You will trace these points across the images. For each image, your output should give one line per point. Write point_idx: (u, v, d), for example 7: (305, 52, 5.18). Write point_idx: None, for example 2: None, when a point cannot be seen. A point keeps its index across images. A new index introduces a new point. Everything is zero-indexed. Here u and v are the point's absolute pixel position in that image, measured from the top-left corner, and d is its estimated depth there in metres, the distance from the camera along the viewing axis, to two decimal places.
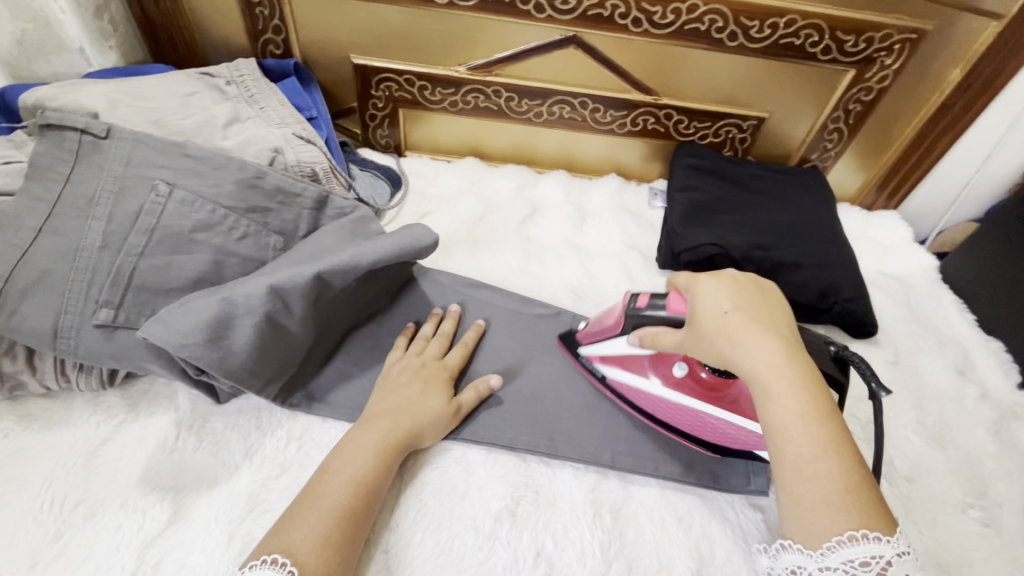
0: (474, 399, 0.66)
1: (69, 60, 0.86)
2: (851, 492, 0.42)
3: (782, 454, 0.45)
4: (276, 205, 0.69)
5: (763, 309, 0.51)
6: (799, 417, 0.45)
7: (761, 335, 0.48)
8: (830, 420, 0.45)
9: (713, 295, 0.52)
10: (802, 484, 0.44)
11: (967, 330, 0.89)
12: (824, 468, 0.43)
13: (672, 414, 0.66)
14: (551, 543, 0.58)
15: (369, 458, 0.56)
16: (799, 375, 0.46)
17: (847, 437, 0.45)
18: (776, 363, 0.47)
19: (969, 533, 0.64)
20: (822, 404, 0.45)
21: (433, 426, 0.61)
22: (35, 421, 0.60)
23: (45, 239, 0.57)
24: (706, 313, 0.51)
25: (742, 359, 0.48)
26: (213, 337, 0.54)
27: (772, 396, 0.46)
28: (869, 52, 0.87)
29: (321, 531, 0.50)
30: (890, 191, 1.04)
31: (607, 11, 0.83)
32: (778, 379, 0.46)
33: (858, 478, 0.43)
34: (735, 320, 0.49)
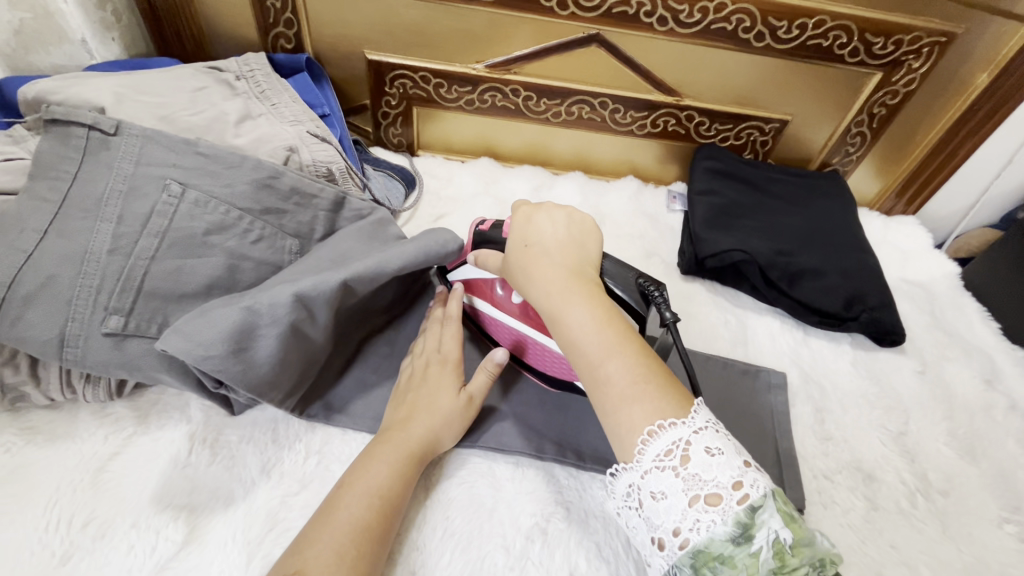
0: (485, 381, 0.63)
1: (69, 52, 0.82)
2: (637, 382, 0.46)
3: (580, 363, 0.49)
4: (292, 207, 0.66)
5: (561, 243, 0.56)
6: (588, 328, 0.49)
7: (549, 266, 0.53)
8: (614, 325, 0.49)
9: (523, 232, 0.57)
10: (601, 385, 0.48)
11: (992, 339, 0.88)
12: (613, 368, 0.47)
13: (515, 337, 0.66)
14: (584, 563, 0.55)
15: (388, 470, 0.53)
16: (583, 293, 0.51)
17: (631, 338, 0.49)
18: (560, 289, 0.51)
19: (1007, 549, 0.63)
20: (607, 313, 0.50)
21: (448, 429, 0.59)
22: (39, 434, 0.56)
23: (50, 241, 0.54)
24: (513, 251, 0.57)
25: (532, 288, 0.53)
26: (235, 347, 0.52)
27: (561, 313, 0.50)
28: (897, 55, 0.85)
29: (340, 551, 0.46)
30: (908, 198, 1.03)
31: (633, 10, 0.81)
32: (562, 302, 0.50)
33: (644, 368, 0.47)
34: (529, 253, 0.55)
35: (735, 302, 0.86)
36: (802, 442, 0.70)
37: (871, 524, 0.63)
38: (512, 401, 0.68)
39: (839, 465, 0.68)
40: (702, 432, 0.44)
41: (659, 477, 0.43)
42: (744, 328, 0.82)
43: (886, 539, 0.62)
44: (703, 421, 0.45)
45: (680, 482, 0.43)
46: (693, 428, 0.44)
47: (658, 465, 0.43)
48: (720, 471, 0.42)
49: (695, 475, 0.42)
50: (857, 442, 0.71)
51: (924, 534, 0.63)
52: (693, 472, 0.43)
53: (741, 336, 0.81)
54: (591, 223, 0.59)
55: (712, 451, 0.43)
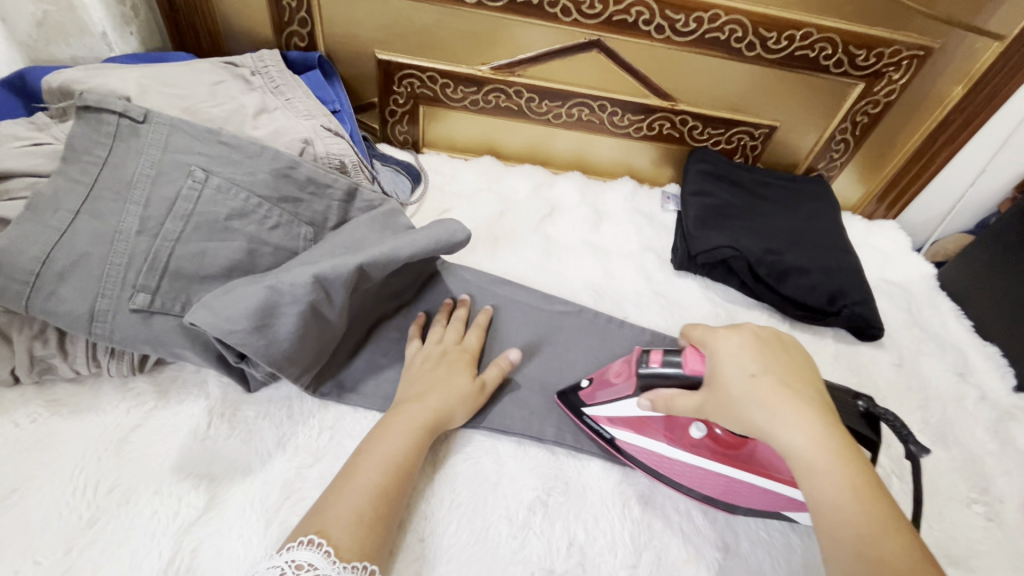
0: (498, 375, 0.67)
1: (89, 44, 0.84)
2: (925, 572, 0.38)
3: (839, 529, 0.41)
4: (308, 196, 0.69)
5: (788, 372, 0.50)
6: (846, 492, 0.42)
7: (795, 403, 0.46)
8: (875, 492, 0.42)
9: (737, 354, 0.51)
10: (867, 566, 0.39)
11: (964, 335, 0.93)
12: (887, 547, 0.39)
13: (686, 475, 0.60)
14: (583, 534, 0.59)
15: (402, 438, 0.56)
16: (840, 445, 0.44)
17: (902, 514, 0.42)
18: (816, 434, 0.45)
19: (974, 527, 0.68)
20: (861, 471, 0.43)
21: (461, 407, 0.62)
22: (63, 406, 0.59)
23: (82, 221, 0.57)
24: (731, 374, 0.49)
25: (772, 427, 0.46)
26: (258, 324, 0.55)
27: (812, 467, 0.44)
28: (878, 67, 0.90)
29: (359, 511, 0.50)
30: (889, 202, 1.08)
31: (632, 18, 0.85)
32: (819, 453, 0.44)
33: (926, 556, 0.39)
34: (763, 385, 0.48)
35: (725, 297, 0.90)
36: None
37: None
38: (515, 384, 0.71)
39: None
40: None
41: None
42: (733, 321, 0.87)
43: None
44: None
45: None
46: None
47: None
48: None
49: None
50: None
51: None
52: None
53: None
54: (800, 349, 0.54)
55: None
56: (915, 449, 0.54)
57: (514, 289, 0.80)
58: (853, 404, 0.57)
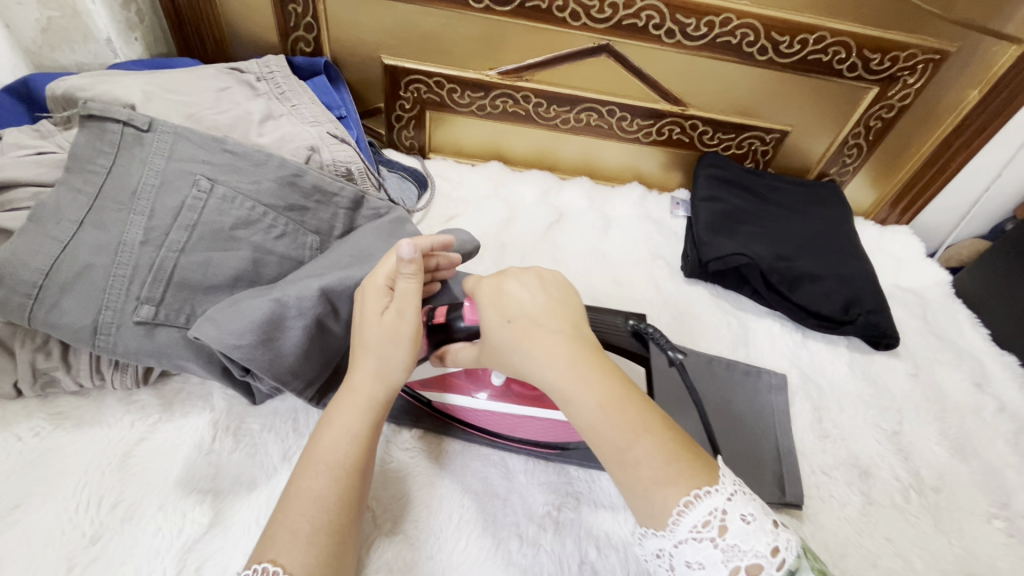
0: (415, 287, 0.53)
1: (94, 50, 0.84)
2: (671, 461, 0.44)
3: (600, 447, 0.46)
4: (314, 204, 0.68)
5: (548, 306, 0.51)
6: (600, 411, 0.45)
7: (546, 339, 0.48)
8: (624, 399, 0.46)
9: (506, 299, 0.52)
10: (628, 471, 0.45)
11: (982, 344, 0.91)
12: (642, 449, 0.45)
13: (503, 421, 0.63)
14: (595, 551, 0.58)
15: (340, 437, 0.50)
16: (589, 367, 0.47)
17: (649, 410, 0.47)
18: (566, 365, 0.47)
19: (995, 543, 0.66)
20: (609, 383, 0.47)
21: (392, 350, 0.52)
22: (67, 419, 0.58)
23: (86, 232, 0.56)
24: (492, 324, 0.51)
25: (531, 370, 0.48)
26: (264, 337, 0.54)
27: (568, 396, 0.47)
28: (893, 71, 0.89)
29: (307, 525, 0.45)
30: (903, 208, 1.06)
31: (643, 22, 0.84)
32: (570, 382, 0.46)
33: (671, 443, 0.45)
34: (517, 328, 0.49)
35: (737, 305, 0.89)
36: (801, 438, 0.73)
37: (867, 518, 0.66)
38: None
39: (836, 461, 0.71)
40: (734, 496, 0.43)
41: (696, 547, 0.42)
42: (745, 330, 0.85)
43: (881, 531, 0.65)
44: (732, 485, 0.44)
45: (718, 553, 0.41)
46: (726, 495, 0.43)
47: (696, 536, 0.42)
48: (756, 540, 0.41)
49: (734, 546, 0.41)
50: (853, 439, 0.74)
51: (917, 528, 0.66)
52: (731, 543, 0.41)
53: (742, 338, 0.84)
54: (563, 277, 0.56)
55: (747, 518, 0.42)
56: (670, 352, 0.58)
57: None
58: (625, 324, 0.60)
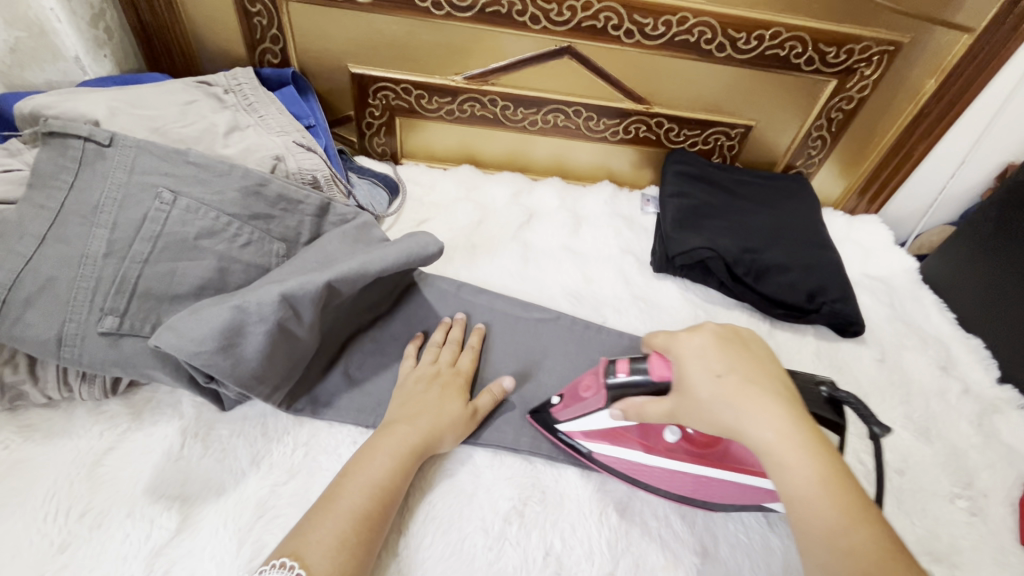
0: (488, 400, 0.66)
1: (64, 68, 0.85)
2: (893, 560, 0.39)
3: (811, 522, 0.43)
4: (279, 212, 0.70)
5: (751, 366, 0.49)
6: (814, 485, 0.43)
7: (759, 398, 0.46)
8: (840, 480, 0.43)
9: (701, 352, 0.50)
10: (837, 555, 0.41)
11: (948, 328, 0.92)
12: (858, 536, 0.41)
13: (677, 481, 0.60)
14: (560, 543, 0.59)
15: (386, 462, 0.55)
16: (806, 439, 0.45)
17: (866, 499, 0.43)
18: (779, 429, 0.45)
19: (958, 522, 0.67)
20: (823, 457, 0.44)
21: (452, 429, 0.61)
22: (36, 431, 0.59)
23: (48, 246, 0.57)
24: (697, 376, 0.49)
25: (746, 428, 0.46)
26: (224, 344, 0.55)
27: (782, 466, 0.44)
28: (850, 63, 0.91)
29: (351, 535, 0.49)
30: (870, 197, 1.08)
31: (601, 23, 0.86)
32: (787, 447, 0.44)
33: (890, 539, 0.41)
34: (728, 382, 0.47)
35: (704, 297, 0.90)
36: None
37: None
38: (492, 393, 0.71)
39: None
40: None
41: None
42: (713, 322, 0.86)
43: None
44: None
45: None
46: None
47: None
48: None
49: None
50: None
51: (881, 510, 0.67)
52: None
53: None
54: (761, 340, 0.54)
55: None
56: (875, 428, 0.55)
57: (493, 297, 0.80)
58: (817, 390, 0.56)
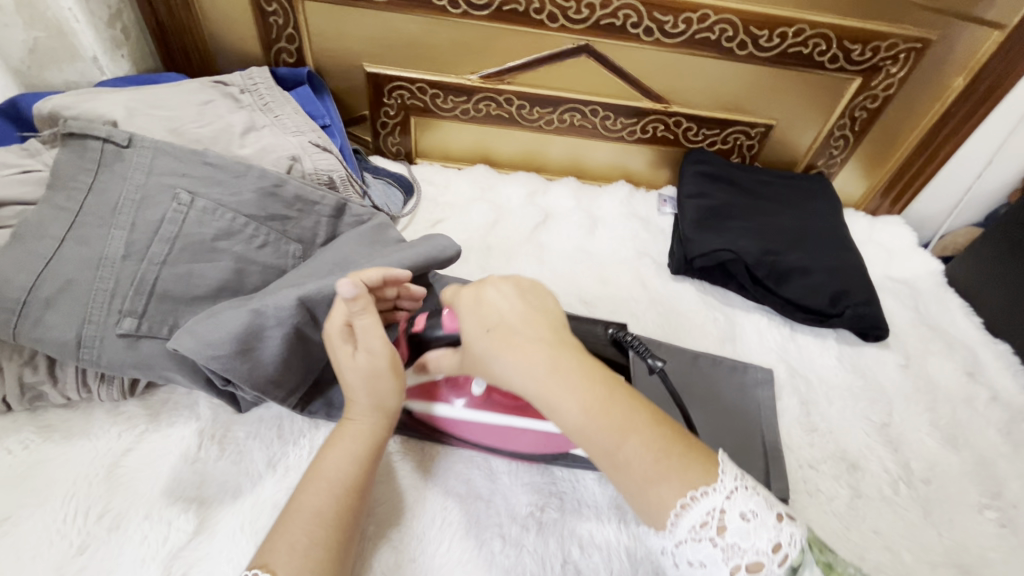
0: (372, 322, 0.52)
1: (82, 69, 0.85)
2: (660, 459, 0.44)
3: (592, 450, 0.45)
4: (295, 213, 0.69)
5: (525, 315, 0.50)
6: (584, 415, 0.45)
7: (526, 345, 0.47)
8: (613, 402, 0.45)
9: (490, 311, 0.51)
10: (622, 471, 0.45)
11: (974, 332, 0.90)
12: (632, 448, 0.44)
13: (490, 433, 0.63)
14: (578, 550, 0.58)
15: (343, 457, 0.51)
16: (572, 368, 0.46)
17: (637, 408, 0.46)
18: (546, 369, 0.46)
19: (988, 533, 0.65)
20: (594, 385, 0.46)
21: (377, 385, 0.53)
22: (56, 432, 0.59)
23: (68, 247, 0.57)
24: (472, 336, 0.50)
25: (516, 376, 0.47)
26: (242, 348, 0.55)
27: (553, 406, 0.45)
28: (875, 61, 0.88)
29: (305, 539, 0.46)
30: (893, 198, 1.06)
31: (620, 21, 0.84)
32: (551, 386, 0.45)
33: (661, 443, 0.45)
34: (492, 337, 0.48)
35: (723, 300, 0.88)
36: (789, 433, 0.72)
37: (855, 511, 0.65)
38: None
39: (824, 455, 0.71)
40: (733, 495, 0.43)
41: (695, 547, 0.42)
42: (732, 325, 0.85)
43: (869, 525, 0.64)
44: (732, 482, 0.43)
45: (718, 552, 0.41)
46: (725, 493, 0.43)
47: (695, 537, 0.42)
48: (758, 537, 0.41)
49: (733, 544, 0.41)
50: (842, 433, 0.73)
51: (906, 520, 0.66)
52: (730, 541, 0.41)
53: (730, 333, 0.84)
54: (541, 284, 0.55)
55: (747, 516, 0.42)
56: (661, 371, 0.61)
57: None
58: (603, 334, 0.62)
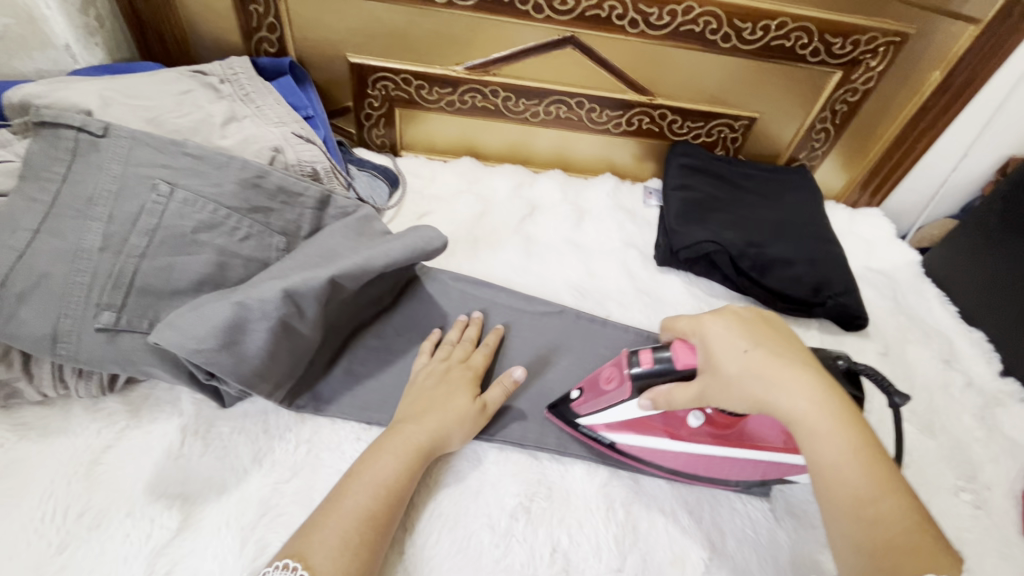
0: (499, 397, 0.64)
1: (54, 56, 0.82)
2: (915, 528, 0.42)
3: (837, 493, 0.44)
4: (278, 205, 0.68)
5: (783, 346, 0.50)
6: (847, 456, 0.44)
7: (793, 372, 0.47)
8: (873, 455, 0.45)
9: (735, 332, 0.51)
10: (866, 526, 0.43)
11: (949, 321, 0.92)
12: (885, 505, 0.43)
13: (700, 463, 0.61)
14: (567, 539, 0.58)
15: (393, 464, 0.54)
16: (837, 410, 0.46)
17: (894, 471, 0.45)
18: (816, 401, 0.46)
19: (963, 515, 0.68)
20: (857, 433, 0.45)
21: (463, 426, 0.60)
22: (32, 429, 0.57)
23: (42, 240, 0.55)
24: (727, 354, 0.49)
25: (782, 400, 0.47)
26: (226, 342, 0.54)
27: (815, 438, 0.45)
28: (855, 55, 0.90)
29: (355, 537, 0.48)
30: (872, 190, 1.08)
31: (605, 12, 0.84)
32: (820, 416, 0.45)
33: (916, 514, 0.43)
34: (759, 358, 0.48)
35: (708, 291, 0.89)
36: None
37: None
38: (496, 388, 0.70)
39: None
40: None
41: None
42: None
43: None
44: None
45: None
46: None
47: None
48: None
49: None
50: None
51: None
52: None
53: None
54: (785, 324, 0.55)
55: None
56: (897, 398, 0.59)
57: (498, 292, 0.79)
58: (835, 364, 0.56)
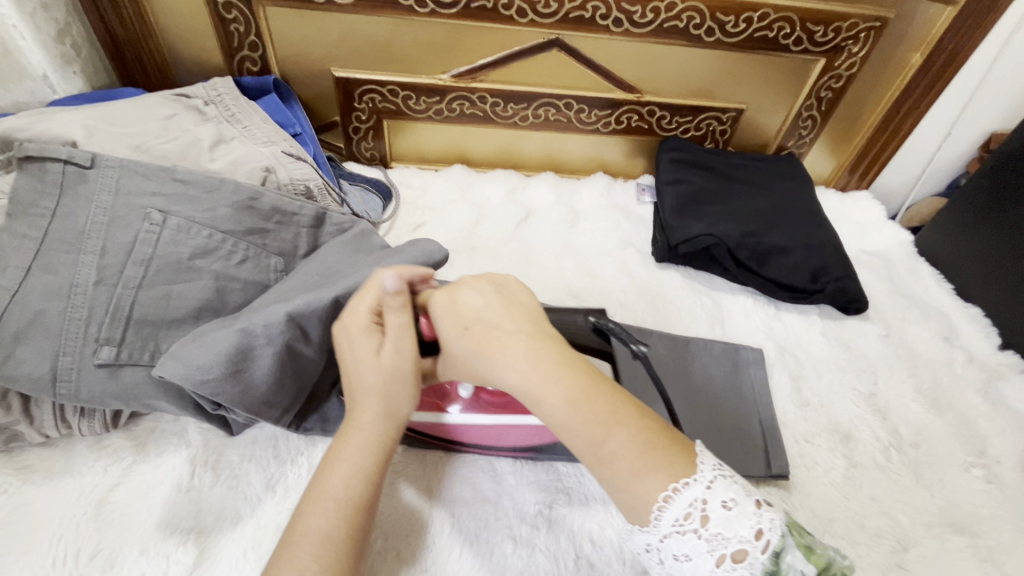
0: (405, 320, 0.52)
1: (31, 88, 0.80)
2: (646, 454, 0.44)
3: (578, 445, 0.46)
4: (274, 225, 0.67)
5: (500, 310, 0.52)
6: (569, 405, 0.45)
7: (504, 340, 0.49)
8: (595, 395, 0.46)
9: (470, 307, 0.52)
10: (607, 465, 0.45)
11: (946, 298, 0.93)
12: (616, 440, 0.45)
13: (476, 434, 0.63)
14: (590, 545, 0.58)
15: (349, 473, 0.47)
16: (551, 360, 0.48)
17: (618, 402, 0.47)
18: (526, 363, 0.47)
19: (976, 491, 0.68)
20: (576, 379, 0.47)
21: (398, 390, 0.50)
22: (35, 472, 0.56)
23: (35, 277, 0.54)
24: (450, 334, 0.51)
25: (501, 374, 0.48)
26: (233, 369, 0.53)
27: (536, 402, 0.47)
28: (837, 41, 0.91)
29: (314, 565, 0.42)
30: (861, 173, 1.09)
31: (589, 13, 0.84)
32: (534, 379, 0.47)
33: (649, 438, 0.45)
34: (472, 336, 0.50)
35: (709, 285, 0.89)
36: (782, 408, 0.74)
37: (851, 480, 0.67)
38: None
39: (818, 429, 0.72)
40: (713, 485, 0.43)
41: (680, 540, 0.42)
42: (719, 308, 0.86)
43: (866, 492, 0.66)
44: (711, 472, 0.44)
45: (703, 543, 0.41)
46: (705, 484, 0.43)
47: (680, 530, 0.42)
48: (739, 525, 0.42)
49: (718, 534, 0.41)
50: (832, 405, 0.75)
51: (899, 485, 0.68)
52: (715, 530, 0.41)
53: (717, 314, 0.85)
54: (514, 280, 0.57)
55: (728, 504, 0.42)
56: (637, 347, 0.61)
57: None
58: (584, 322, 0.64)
